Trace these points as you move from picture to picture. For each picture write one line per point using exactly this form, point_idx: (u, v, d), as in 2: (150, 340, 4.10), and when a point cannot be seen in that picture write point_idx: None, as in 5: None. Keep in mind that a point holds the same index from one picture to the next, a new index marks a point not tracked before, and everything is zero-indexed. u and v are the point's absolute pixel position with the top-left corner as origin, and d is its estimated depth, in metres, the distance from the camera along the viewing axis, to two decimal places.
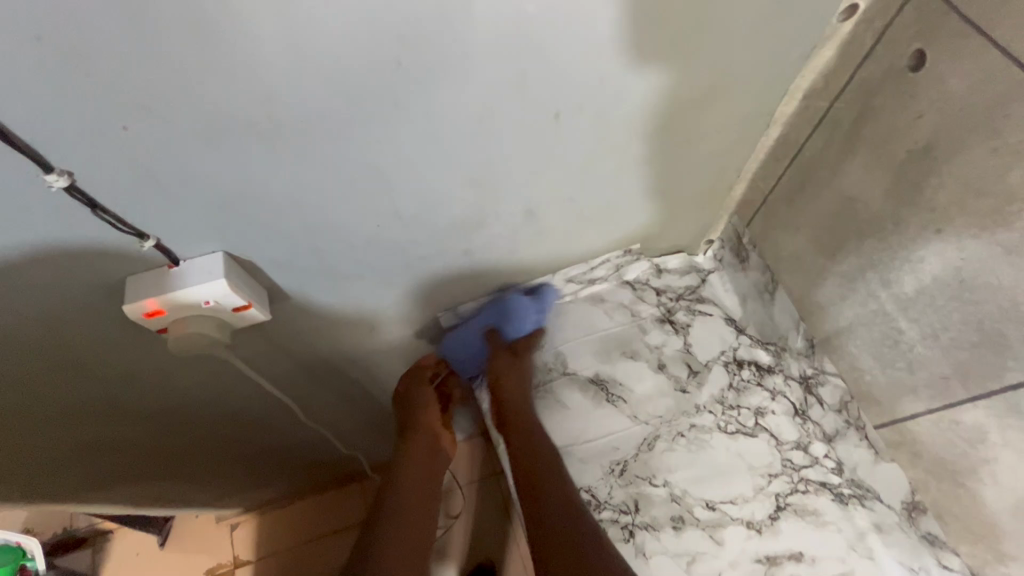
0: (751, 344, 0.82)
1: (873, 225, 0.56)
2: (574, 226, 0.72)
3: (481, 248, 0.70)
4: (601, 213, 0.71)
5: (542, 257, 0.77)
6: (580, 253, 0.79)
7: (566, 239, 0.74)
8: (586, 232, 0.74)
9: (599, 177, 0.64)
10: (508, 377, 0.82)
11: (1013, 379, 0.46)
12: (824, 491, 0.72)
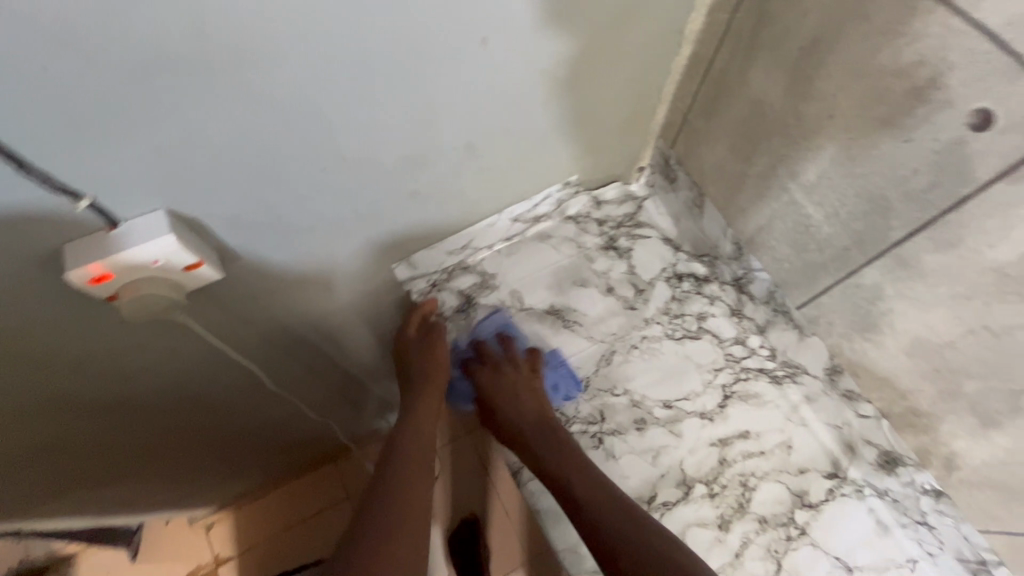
0: (688, 258, 0.90)
1: (778, 124, 0.62)
2: (515, 159, 0.75)
3: (427, 189, 0.71)
4: (539, 142, 0.74)
5: (486, 196, 0.80)
6: (523, 188, 0.83)
7: (509, 173, 0.77)
8: (526, 165, 0.78)
9: (532, 105, 0.67)
10: (512, 381, 0.84)
11: (897, 236, 0.54)
12: (762, 375, 0.82)
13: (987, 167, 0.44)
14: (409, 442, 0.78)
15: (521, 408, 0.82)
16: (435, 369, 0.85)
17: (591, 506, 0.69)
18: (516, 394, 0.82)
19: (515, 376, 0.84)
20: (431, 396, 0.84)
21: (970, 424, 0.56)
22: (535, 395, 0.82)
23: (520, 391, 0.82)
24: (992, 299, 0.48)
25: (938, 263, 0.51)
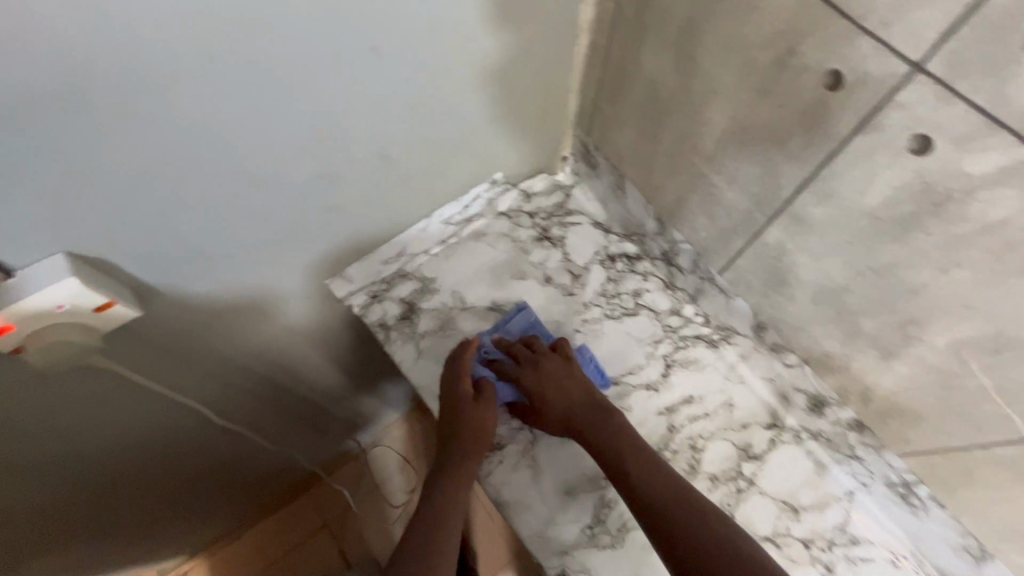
0: (619, 240, 0.93)
1: (674, 102, 0.66)
2: (434, 161, 0.76)
3: (347, 200, 0.71)
4: (456, 142, 0.76)
5: (411, 200, 0.80)
6: (448, 188, 0.84)
7: (430, 175, 0.78)
8: (446, 165, 0.79)
9: (440, 106, 0.68)
10: (553, 369, 0.80)
11: (787, 195, 0.58)
12: (699, 341, 0.86)
13: (846, 122, 0.48)
14: (449, 502, 0.74)
15: (576, 383, 0.79)
16: (481, 424, 0.78)
17: (666, 497, 0.68)
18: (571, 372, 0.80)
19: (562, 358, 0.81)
20: (469, 453, 0.77)
21: (874, 358, 0.61)
22: (574, 378, 0.79)
23: (562, 377, 0.79)
24: (871, 241, 0.52)
25: (823, 214, 0.55)
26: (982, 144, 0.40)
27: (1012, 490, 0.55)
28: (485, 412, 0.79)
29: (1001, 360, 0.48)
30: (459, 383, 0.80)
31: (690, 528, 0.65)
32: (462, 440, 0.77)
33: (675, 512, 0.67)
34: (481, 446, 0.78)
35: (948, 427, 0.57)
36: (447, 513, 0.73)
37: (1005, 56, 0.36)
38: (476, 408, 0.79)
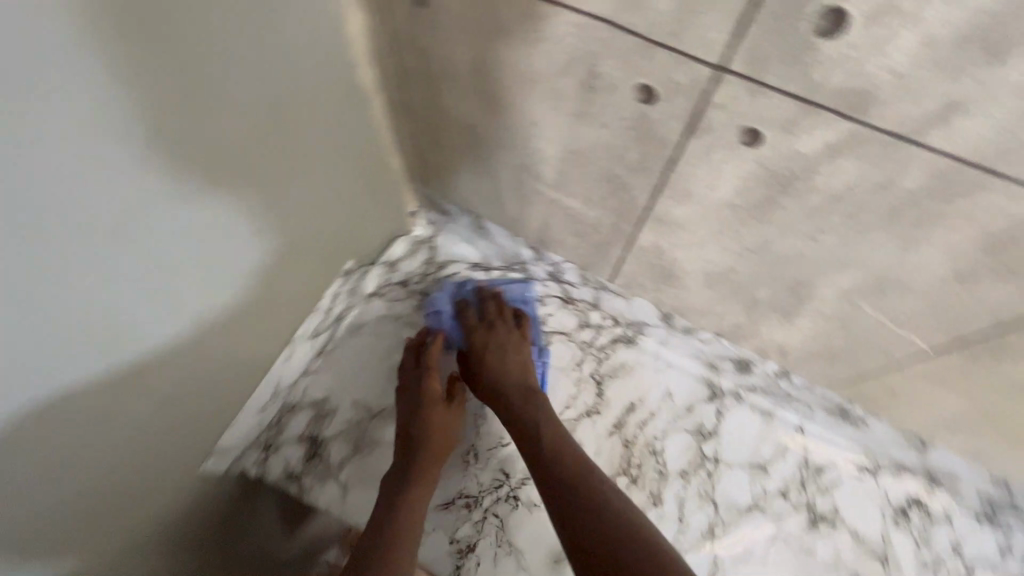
0: (502, 274, 0.85)
1: (497, 140, 0.60)
2: (268, 288, 0.64)
3: (176, 386, 0.56)
4: (280, 261, 0.62)
5: (259, 336, 0.68)
6: (292, 302, 0.72)
7: (268, 303, 0.66)
8: (282, 284, 0.66)
9: (240, 242, 0.54)
10: (501, 338, 0.78)
11: (644, 202, 0.55)
12: (617, 344, 0.83)
13: (672, 130, 0.45)
14: (413, 509, 0.66)
15: (506, 366, 0.76)
16: (442, 431, 0.74)
17: (588, 485, 0.62)
18: (502, 353, 0.76)
19: (500, 338, 0.78)
20: (437, 460, 0.72)
21: (777, 318, 0.61)
22: (519, 362, 0.77)
23: (510, 350, 0.77)
24: (737, 226, 0.51)
25: (685, 212, 0.53)
26: (808, 126, 0.38)
27: (930, 391, 0.58)
28: (450, 416, 0.75)
29: (886, 298, 0.49)
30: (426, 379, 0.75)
31: (620, 518, 0.58)
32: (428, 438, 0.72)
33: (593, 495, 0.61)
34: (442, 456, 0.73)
35: (861, 357, 0.59)
36: (413, 518, 0.65)
37: (800, 45, 0.33)
38: (444, 411, 0.75)
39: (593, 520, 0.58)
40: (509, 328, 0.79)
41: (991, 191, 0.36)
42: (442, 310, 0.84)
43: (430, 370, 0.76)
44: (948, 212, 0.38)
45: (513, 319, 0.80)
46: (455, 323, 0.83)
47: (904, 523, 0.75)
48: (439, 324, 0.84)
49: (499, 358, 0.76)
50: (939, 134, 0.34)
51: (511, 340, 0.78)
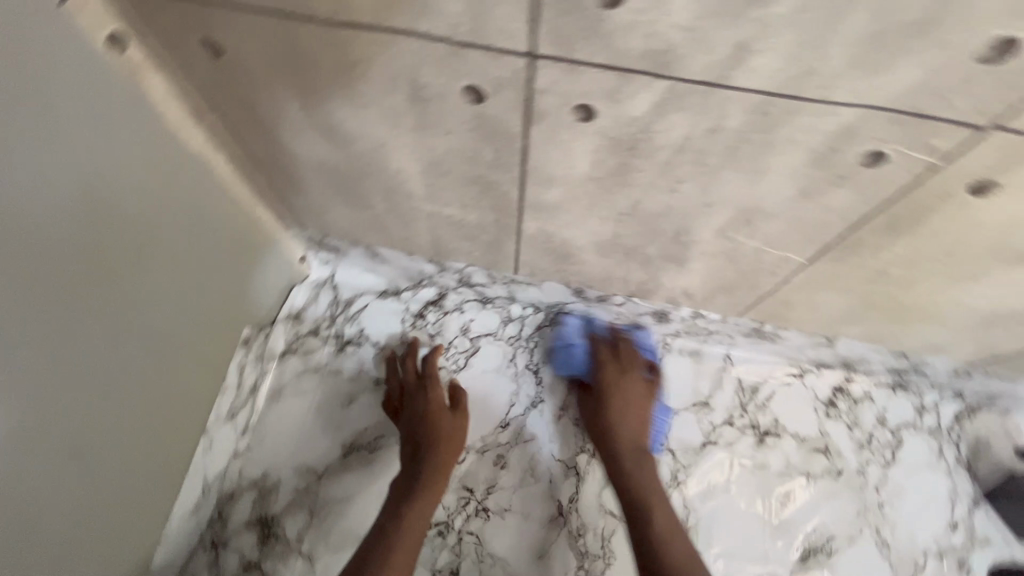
0: (413, 292, 0.85)
1: (356, 168, 0.57)
2: (147, 381, 0.58)
3: (55, 522, 0.49)
4: (153, 351, 0.58)
5: (156, 436, 0.62)
6: (191, 387, 0.67)
7: (154, 397, 0.60)
8: (164, 372, 0.61)
9: (90, 349, 0.49)
10: (627, 389, 0.76)
11: (516, 195, 0.55)
12: (543, 329, 0.84)
13: (512, 122, 0.44)
14: (408, 521, 0.66)
15: (614, 407, 0.75)
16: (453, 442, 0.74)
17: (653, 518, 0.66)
18: (624, 411, 0.75)
19: (628, 395, 0.76)
20: (443, 470, 0.71)
21: (674, 268, 0.63)
22: (638, 420, 0.76)
23: (632, 407, 0.76)
24: (606, 196, 0.51)
25: (556, 195, 0.53)
26: (628, 92, 0.38)
27: (820, 299, 0.62)
28: (460, 426, 0.75)
29: (756, 226, 0.52)
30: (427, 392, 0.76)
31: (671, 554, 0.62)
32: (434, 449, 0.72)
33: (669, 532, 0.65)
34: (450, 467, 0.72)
35: (756, 283, 0.62)
36: (407, 526, 0.65)
37: (591, 19, 0.33)
38: (450, 419, 0.75)
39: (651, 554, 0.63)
40: (636, 380, 0.77)
41: (804, 116, 0.37)
42: (572, 344, 0.81)
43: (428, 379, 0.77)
44: (777, 141, 0.40)
45: (639, 364, 0.79)
46: (584, 356, 0.80)
47: (835, 413, 0.81)
48: (561, 361, 0.81)
49: (616, 410, 0.75)
50: (741, 75, 0.35)
51: (640, 400, 0.77)
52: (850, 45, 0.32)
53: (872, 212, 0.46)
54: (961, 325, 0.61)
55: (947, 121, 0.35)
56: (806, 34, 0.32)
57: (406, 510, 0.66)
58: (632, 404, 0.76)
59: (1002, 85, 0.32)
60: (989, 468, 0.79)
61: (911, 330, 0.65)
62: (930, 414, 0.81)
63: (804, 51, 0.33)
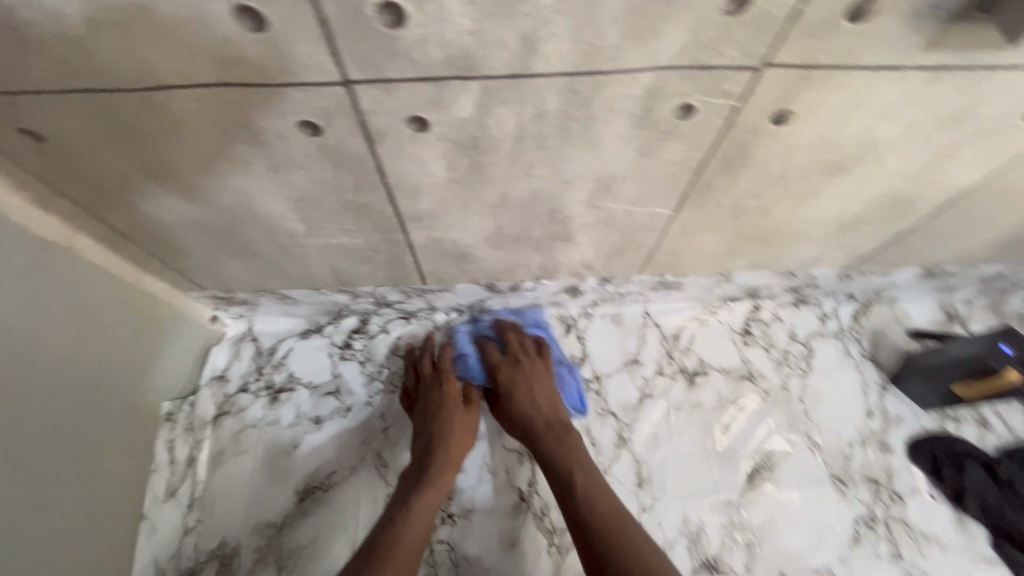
0: (336, 325, 0.86)
1: (229, 221, 0.57)
2: (59, 478, 0.56)
3: None
4: (58, 450, 0.56)
5: (84, 528, 0.60)
6: (111, 475, 0.65)
7: (71, 490, 0.58)
8: (78, 464, 0.59)
9: None
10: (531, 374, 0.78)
11: (391, 211, 0.56)
12: (470, 330, 0.86)
13: (356, 146, 0.46)
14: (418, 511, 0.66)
15: (530, 396, 0.76)
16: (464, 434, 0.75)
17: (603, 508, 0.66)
18: (535, 396, 0.76)
19: (530, 377, 0.77)
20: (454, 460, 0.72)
21: (564, 245, 0.66)
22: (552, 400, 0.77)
23: (537, 384, 0.77)
24: (473, 194, 0.53)
25: (427, 203, 0.55)
26: (448, 97, 0.41)
27: (702, 242, 0.67)
28: (470, 419, 0.76)
29: (617, 191, 0.55)
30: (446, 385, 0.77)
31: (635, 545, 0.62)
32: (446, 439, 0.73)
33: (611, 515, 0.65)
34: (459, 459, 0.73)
35: (641, 241, 0.66)
36: (419, 515, 0.66)
37: (385, 39, 0.35)
38: (463, 412, 0.76)
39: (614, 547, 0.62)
40: (535, 362, 0.79)
41: (611, 86, 0.41)
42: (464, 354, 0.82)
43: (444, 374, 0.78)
44: (598, 113, 0.43)
45: (535, 350, 0.81)
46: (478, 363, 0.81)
47: (752, 340, 0.87)
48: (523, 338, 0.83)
49: (527, 397, 0.76)
50: (539, 62, 0.38)
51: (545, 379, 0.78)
52: (619, 19, 0.35)
53: (707, 157, 0.50)
54: (826, 238, 0.67)
55: (729, 68, 0.40)
56: (579, 16, 0.34)
57: (418, 500, 0.67)
58: (545, 392, 0.77)
59: (758, 29, 0.36)
60: (889, 354, 0.87)
61: (788, 253, 0.71)
62: (833, 320, 0.89)
63: (583, 31, 0.36)
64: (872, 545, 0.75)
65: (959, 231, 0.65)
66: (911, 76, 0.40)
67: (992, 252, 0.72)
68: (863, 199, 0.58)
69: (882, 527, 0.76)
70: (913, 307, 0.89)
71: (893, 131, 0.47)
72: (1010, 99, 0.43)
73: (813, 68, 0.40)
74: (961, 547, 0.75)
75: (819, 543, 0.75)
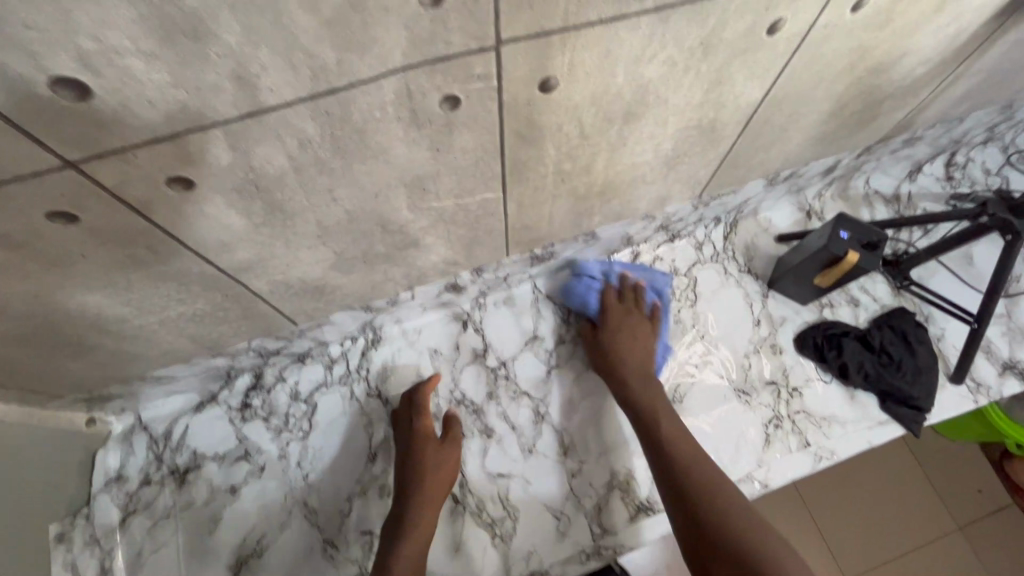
0: (229, 389, 0.82)
1: (42, 327, 0.53)
2: None
3: None
4: None
5: None
6: None
7: None
8: None
9: None
10: (640, 336, 0.81)
11: (214, 269, 0.54)
12: (367, 353, 0.84)
13: (131, 221, 0.43)
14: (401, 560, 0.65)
15: (632, 350, 0.80)
16: (443, 472, 0.73)
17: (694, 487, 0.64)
18: (634, 350, 0.80)
19: (626, 324, 0.82)
20: (434, 496, 0.71)
21: (416, 251, 0.65)
22: (646, 346, 0.81)
23: (642, 339, 0.81)
24: (289, 229, 0.52)
25: (246, 251, 0.53)
26: (196, 151, 0.39)
27: (549, 212, 0.68)
28: (445, 453, 0.74)
29: (435, 189, 0.55)
30: (418, 422, 0.76)
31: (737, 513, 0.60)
32: (626, 367, 0.78)
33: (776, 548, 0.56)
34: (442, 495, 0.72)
35: (490, 227, 0.66)
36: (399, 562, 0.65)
37: (81, 113, 0.33)
38: (439, 446, 0.75)
39: (721, 504, 0.61)
40: (640, 323, 0.83)
41: (359, 99, 0.40)
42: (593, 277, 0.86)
43: (420, 408, 0.77)
44: (364, 125, 0.43)
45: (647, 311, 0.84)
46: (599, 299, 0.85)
47: None
48: (578, 296, 0.86)
49: (639, 350, 0.80)
50: (269, 96, 0.37)
51: (634, 336, 0.81)
52: (322, 35, 0.34)
53: (501, 137, 0.50)
54: (661, 178, 0.69)
55: (465, 55, 0.40)
56: (278, 44, 0.33)
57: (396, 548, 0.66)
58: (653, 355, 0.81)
59: (470, 13, 0.36)
60: (763, 265, 0.92)
61: (637, 199, 0.73)
62: (707, 246, 0.92)
63: (294, 56, 0.34)
64: (782, 440, 0.81)
65: (774, 139, 0.70)
66: (641, 21, 0.42)
67: (815, 149, 0.77)
68: (671, 136, 0.60)
69: (788, 423, 0.82)
70: (775, 214, 0.95)
71: (658, 71, 0.48)
72: (743, 18, 0.46)
73: (547, 35, 0.40)
74: (856, 418, 0.82)
75: (738, 455, 0.80)
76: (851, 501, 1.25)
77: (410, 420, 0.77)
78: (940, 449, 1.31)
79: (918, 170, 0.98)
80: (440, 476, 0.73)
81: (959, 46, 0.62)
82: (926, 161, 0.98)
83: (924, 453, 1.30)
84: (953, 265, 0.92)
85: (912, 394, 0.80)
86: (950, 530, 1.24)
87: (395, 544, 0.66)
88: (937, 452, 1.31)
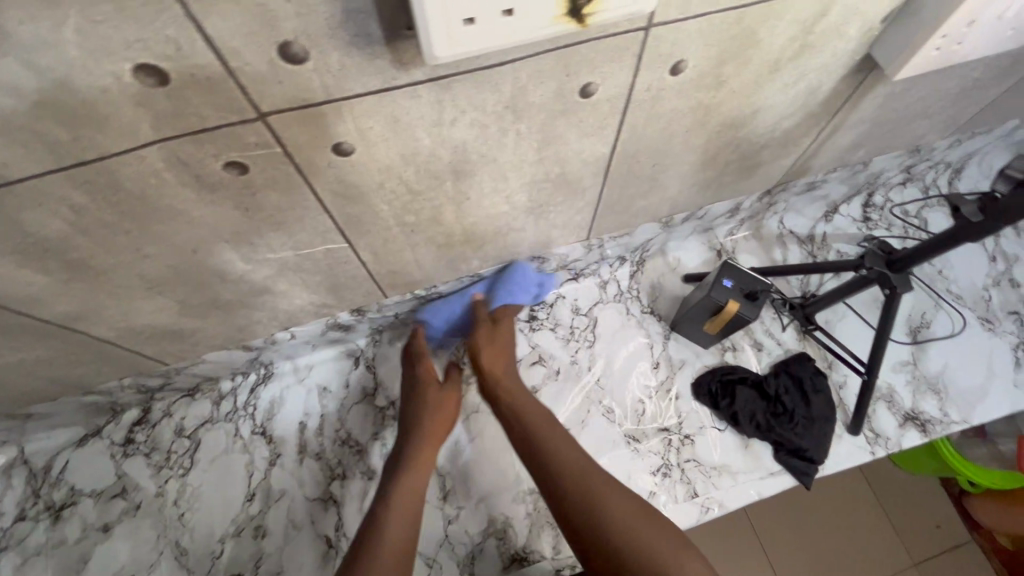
0: (114, 423, 0.81)
1: None
2: None
3: None
4: None
5: None
6: None
7: None
8: None
9: None
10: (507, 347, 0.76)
11: (39, 321, 0.53)
12: (256, 390, 0.84)
13: None
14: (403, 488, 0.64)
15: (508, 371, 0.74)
16: (443, 412, 0.74)
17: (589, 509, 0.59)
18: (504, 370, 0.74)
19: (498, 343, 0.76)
20: (432, 436, 0.71)
21: (273, 297, 0.64)
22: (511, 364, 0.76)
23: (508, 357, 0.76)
24: (108, 283, 0.51)
25: (67, 304, 0.52)
26: None
27: (414, 258, 0.66)
28: (448, 393, 0.75)
29: (265, 243, 0.54)
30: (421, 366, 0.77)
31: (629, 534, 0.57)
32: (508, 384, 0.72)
33: (658, 552, 0.55)
34: (442, 434, 0.73)
35: (351, 273, 0.65)
36: (399, 492, 0.64)
37: None
38: (440, 387, 0.75)
39: (614, 526, 0.58)
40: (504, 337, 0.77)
41: (122, 169, 0.39)
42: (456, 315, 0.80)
43: (418, 355, 0.78)
44: (143, 190, 0.42)
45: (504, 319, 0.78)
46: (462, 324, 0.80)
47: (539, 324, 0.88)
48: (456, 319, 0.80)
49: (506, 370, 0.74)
50: (9, 169, 0.36)
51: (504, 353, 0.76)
52: (39, 114, 0.33)
53: (315, 195, 0.49)
54: (532, 225, 0.68)
55: (225, 126, 0.39)
56: None
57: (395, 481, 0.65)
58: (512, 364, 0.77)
59: (210, 89, 0.35)
60: (668, 305, 0.90)
61: (514, 243, 0.72)
62: (612, 284, 0.91)
63: (18, 134, 0.34)
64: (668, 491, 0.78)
65: (648, 187, 0.68)
66: (420, 91, 0.41)
67: (703, 193, 0.76)
68: (521, 189, 0.59)
69: (676, 472, 0.80)
70: (685, 253, 0.94)
71: (468, 133, 0.47)
72: (545, 84, 0.45)
73: (315, 106, 0.39)
74: (748, 468, 0.80)
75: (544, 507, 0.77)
76: (802, 533, 1.21)
77: (410, 365, 0.78)
78: (896, 481, 1.27)
79: (834, 211, 0.97)
80: (442, 416, 0.73)
81: (821, 101, 0.60)
82: (842, 202, 0.96)
83: (880, 484, 1.27)
84: (861, 311, 0.90)
85: (802, 445, 0.79)
86: (904, 567, 1.20)
87: (393, 476, 0.66)
88: (893, 484, 1.27)
